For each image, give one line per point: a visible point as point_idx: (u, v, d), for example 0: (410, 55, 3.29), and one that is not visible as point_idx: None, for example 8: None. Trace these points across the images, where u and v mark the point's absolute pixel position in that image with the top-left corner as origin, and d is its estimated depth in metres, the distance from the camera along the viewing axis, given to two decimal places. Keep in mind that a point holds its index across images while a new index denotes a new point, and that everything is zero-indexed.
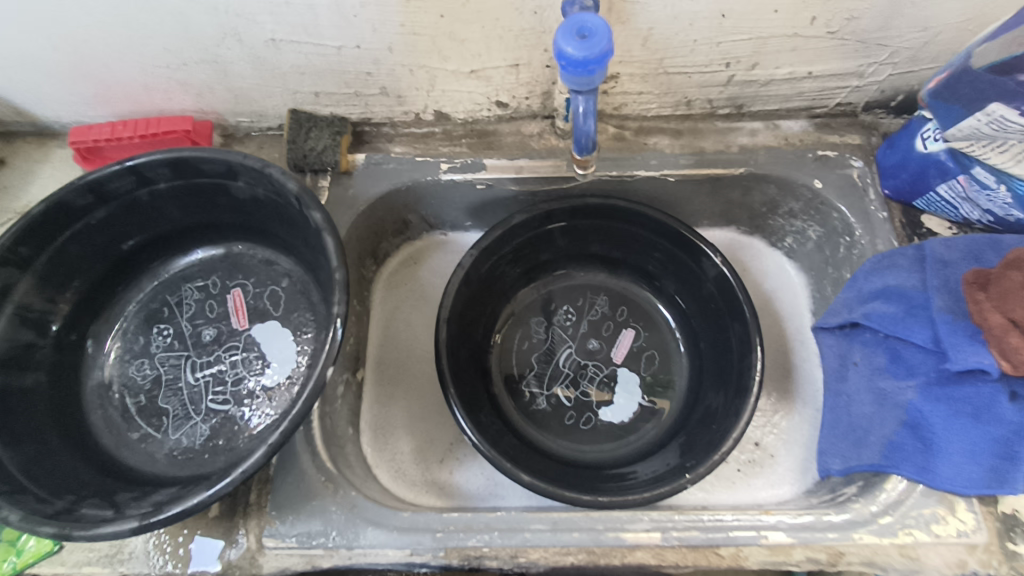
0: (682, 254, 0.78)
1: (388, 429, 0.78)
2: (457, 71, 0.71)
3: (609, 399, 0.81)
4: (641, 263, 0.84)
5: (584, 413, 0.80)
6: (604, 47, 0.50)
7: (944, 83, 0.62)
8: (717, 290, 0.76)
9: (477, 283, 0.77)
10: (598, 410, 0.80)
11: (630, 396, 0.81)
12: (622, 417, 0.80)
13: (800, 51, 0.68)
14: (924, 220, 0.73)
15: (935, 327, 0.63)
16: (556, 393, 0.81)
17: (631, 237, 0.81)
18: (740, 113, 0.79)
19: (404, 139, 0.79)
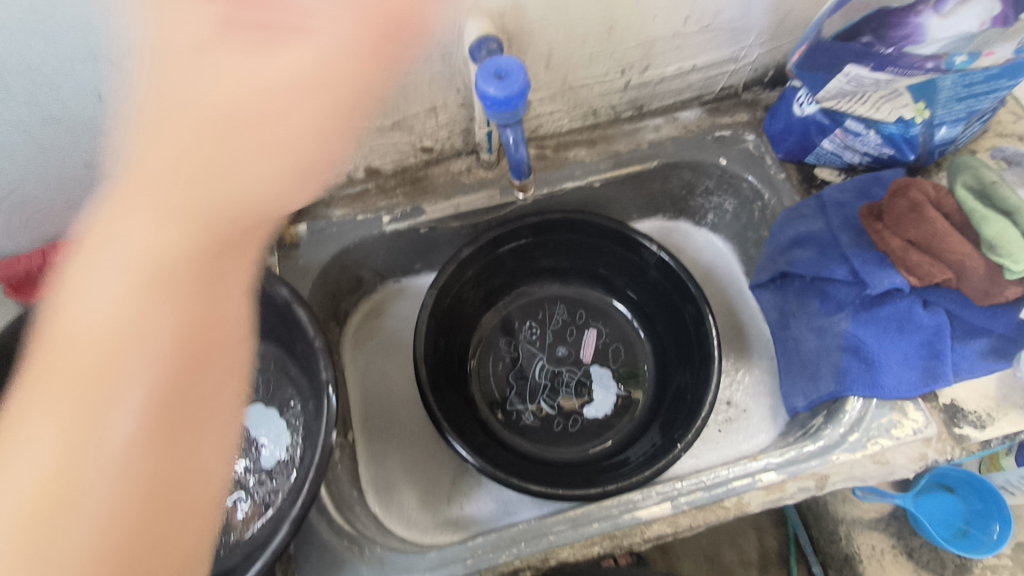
0: (622, 249, 0.84)
1: (389, 482, 0.79)
2: (380, 126, 0.74)
3: (589, 397, 0.86)
4: (588, 266, 0.90)
5: (570, 417, 0.84)
6: (521, 85, 0.55)
7: (804, 56, 0.66)
8: (660, 275, 0.83)
9: (442, 321, 0.80)
10: (582, 410, 0.85)
11: (607, 389, 0.86)
12: (605, 410, 0.85)
13: (683, 48, 0.75)
14: (817, 172, 0.82)
15: (849, 261, 0.72)
16: (540, 404, 0.85)
17: (573, 244, 0.86)
18: (642, 113, 0.86)
19: (341, 201, 0.81)
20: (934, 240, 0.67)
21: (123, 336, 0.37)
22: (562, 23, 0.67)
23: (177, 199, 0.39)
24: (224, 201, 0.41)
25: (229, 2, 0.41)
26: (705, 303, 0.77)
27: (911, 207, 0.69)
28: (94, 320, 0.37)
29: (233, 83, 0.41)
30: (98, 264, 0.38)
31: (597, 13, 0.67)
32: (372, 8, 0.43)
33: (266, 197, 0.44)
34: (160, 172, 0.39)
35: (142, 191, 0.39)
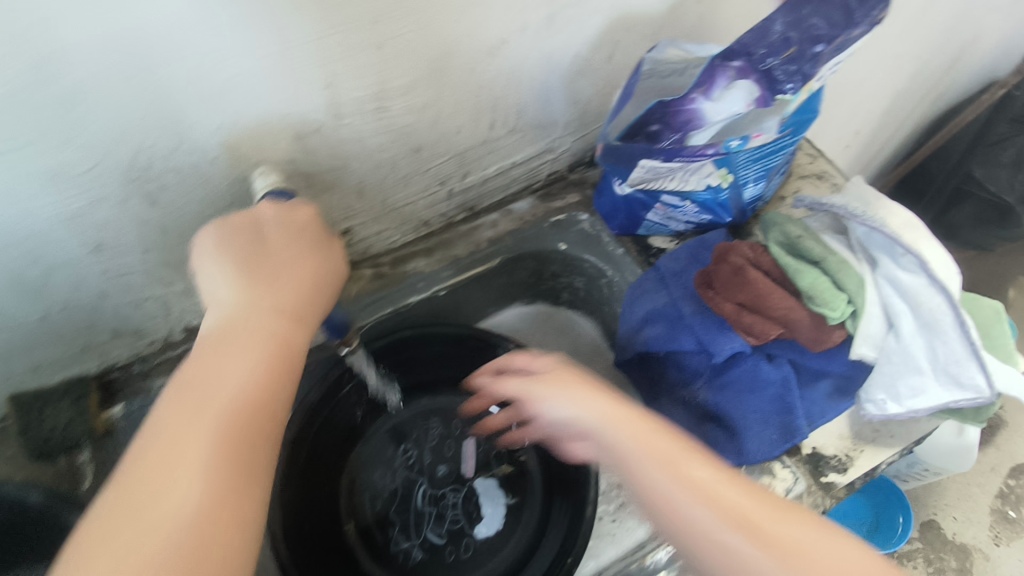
0: (480, 355, 0.82)
1: None
2: (187, 287, 0.67)
3: (477, 515, 0.81)
4: (452, 373, 0.86)
5: (461, 543, 0.79)
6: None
7: (606, 151, 0.69)
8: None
9: (299, 476, 0.74)
10: (473, 531, 0.80)
11: (494, 501, 0.82)
12: (496, 526, 0.81)
13: (497, 151, 0.76)
14: (651, 242, 0.84)
15: (693, 331, 0.74)
16: (426, 536, 0.79)
17: (431, 359, 0.83)
18: (475, 212, 0.85)
19: (161, 368, 0.73)
20: (761, 299, 0.70)
21: None
22: (363, 155, 0.64)
23: (206, 486, 0.43)
24: (244, 442, 0.45)
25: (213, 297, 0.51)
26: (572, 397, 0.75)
27: (735, 270, 0.72)
28: None
29: (225, 345, 0.48)
30: (156, 544, 0.40)
31: (397, 140, 0.65)
32: (301, 253, 0.55)
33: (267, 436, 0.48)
34: (199, 450, 0.43)
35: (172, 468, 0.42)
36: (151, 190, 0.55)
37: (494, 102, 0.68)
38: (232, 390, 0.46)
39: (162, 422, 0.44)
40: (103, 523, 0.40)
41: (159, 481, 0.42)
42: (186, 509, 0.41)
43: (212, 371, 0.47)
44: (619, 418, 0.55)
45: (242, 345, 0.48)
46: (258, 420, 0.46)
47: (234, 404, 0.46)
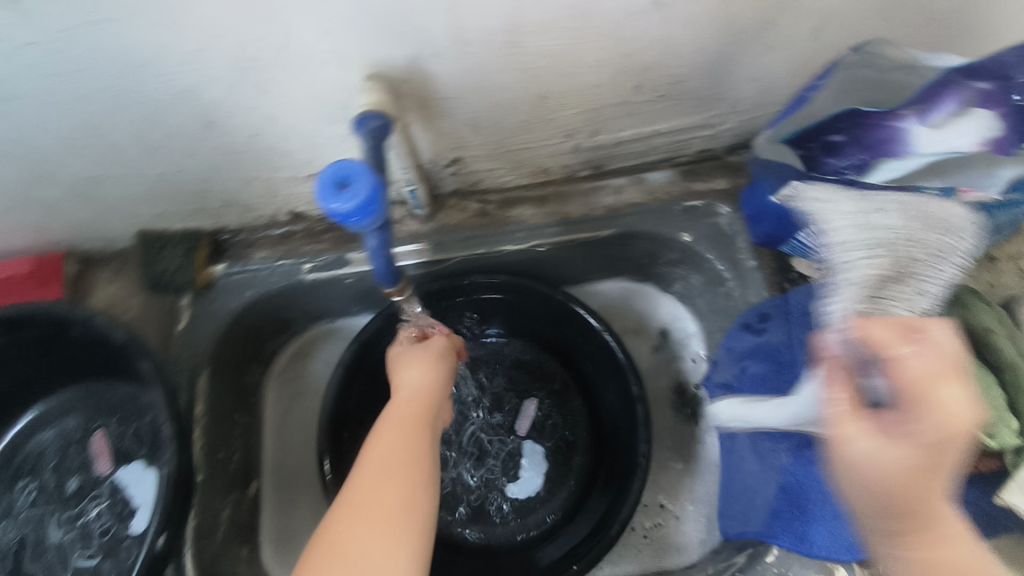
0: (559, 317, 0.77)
1: (291, 536, 0.78)
2: (294, 176, 0.68)
3: (514, 475, 0.78)
4: (530, 327, 0.82)
5: (490, 493, 0.77)
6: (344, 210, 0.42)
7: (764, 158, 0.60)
8: (608, 362, 0.74)
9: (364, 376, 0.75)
10: (505, 487, 0.78)
11: (535, 469, 0.78)
12: (530, 492, 0.77)
13: (638, 115, 0.65)
14: (794, 263, 0.70)
15: (800, 388, 0.62)
16: (461, 472, 0.78)
17: (515, 309, 0.80)
18: (602, 172, 0.76)
19: (264, 243, 0.77)
20: None
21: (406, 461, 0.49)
22: (483, 91, 0.59)
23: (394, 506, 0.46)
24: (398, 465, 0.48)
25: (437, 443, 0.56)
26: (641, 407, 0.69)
27: None
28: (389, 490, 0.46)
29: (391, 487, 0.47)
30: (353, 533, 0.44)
31: (526, 82, 0.59)
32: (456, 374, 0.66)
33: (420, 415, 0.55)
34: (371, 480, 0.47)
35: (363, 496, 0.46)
36: (261, 81, 0.54)
37: (648, 61, 0.58)
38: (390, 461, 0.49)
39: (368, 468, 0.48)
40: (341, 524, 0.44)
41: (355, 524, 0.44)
42: (405, 483, 0.47)
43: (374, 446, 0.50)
44: (841, 427, 0.38)
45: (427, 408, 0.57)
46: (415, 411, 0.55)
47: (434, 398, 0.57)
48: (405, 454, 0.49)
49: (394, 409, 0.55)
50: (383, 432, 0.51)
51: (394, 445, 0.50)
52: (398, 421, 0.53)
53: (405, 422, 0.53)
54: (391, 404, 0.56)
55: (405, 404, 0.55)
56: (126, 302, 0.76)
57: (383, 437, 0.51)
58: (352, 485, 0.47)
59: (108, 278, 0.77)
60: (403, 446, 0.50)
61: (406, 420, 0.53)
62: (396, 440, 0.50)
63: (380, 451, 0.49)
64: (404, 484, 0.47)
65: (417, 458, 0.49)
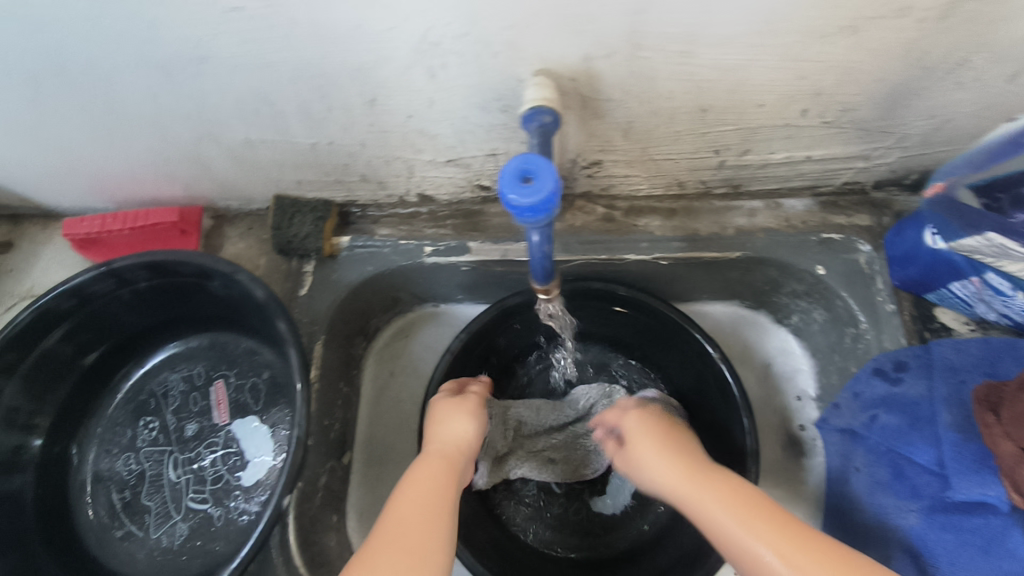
0: (674, 337, 0.74)
1: (375, 511, 0.78)
2: (434, 160, 0.68)
3: (599, 489, 0.76)
4: (640, 343, 0.79)
5: (574, 503, 0.76)
6: (525, 203, 0.42)
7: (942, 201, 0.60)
8: (718, 388, 0.71)
9: (468, 366, 0.75)
10: (590, 499, 0.76)
11: (620, 486, 0.76)
12: (613, 508, 0.75)
13: (796, 139, 0.63)
14: (937, 313, 0.67)
15: (940, 448, 0.59)
16: (547, 476, 0.77)
17: (625, 319, 0.77)
18: (738, 192, 0.74)
19: (389, 221, 0.78)
20: None
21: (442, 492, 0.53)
22: (647, 97, 0.57)
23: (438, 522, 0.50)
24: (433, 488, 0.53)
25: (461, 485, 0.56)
26: (751, 441, 0.66)
27: None
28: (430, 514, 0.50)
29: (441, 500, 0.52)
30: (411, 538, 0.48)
31: (689, 92, 0.56)
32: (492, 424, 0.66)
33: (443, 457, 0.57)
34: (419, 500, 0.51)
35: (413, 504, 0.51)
36: (434, 65, 0.53)
37: (822, 86, 0.54)
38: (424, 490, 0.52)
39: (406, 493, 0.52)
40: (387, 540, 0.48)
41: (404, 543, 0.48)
42: (439, 525, 0.50)
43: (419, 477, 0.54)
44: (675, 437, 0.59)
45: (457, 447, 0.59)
46: (440, 464, 0.56)
47: (463, 445, 0.59)
48: (434, 490, 0.53)
49: (437, 439, 0.59)
50: (423, 461, 0.56)
51: (425, 481, 0.54)
52: (430, 465, 0.56)
53: (444, 459, 0.57)
54: (423, 455, 0.57)
55: (429, 461, 0.56)
56: (253, 261, 0.78)
57: (424, 473, 0.54)
58: (387, 515, 0.50)
59: (238, 236, 0.80)
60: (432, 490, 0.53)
61: (456, 450, 0.58)
62: (435, 476, 0.54)
63: (412, 494, 0.52)
64: (426, 523, 0.49)
65: (442, 493, 0.53)
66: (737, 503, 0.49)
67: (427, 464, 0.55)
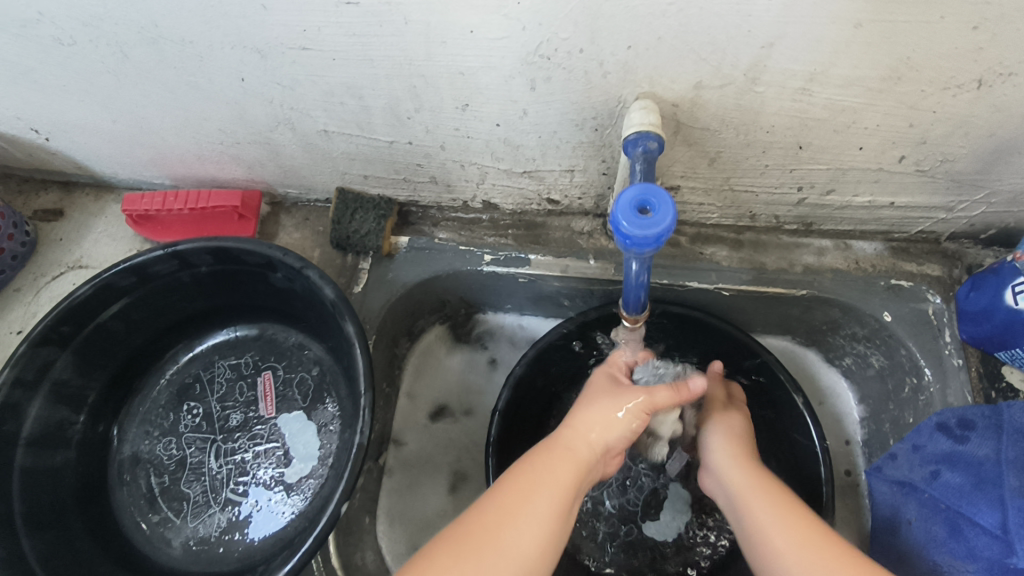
0: (752, 370, 0.74)
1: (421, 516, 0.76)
2: (510, 170, 0.68)
3: (653, 514, 0.74)
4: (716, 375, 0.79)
5: (627, 524, 0.74)
6: (634, 234, 0.41)
7: None
8: (789, 427, 0.72)
9: (541, 374, 0.74)
10: (642, 523, 0.74)
11: (676, 514, 0.74)
12: (666, 535, 0.74)
13: (884, 183, 0.62)
14: (1005, 372, 0.67)
15: (1004, 510, 0.56)
16: (602, 495, 0.75)
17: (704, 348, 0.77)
18: (809, 230, 0.73)
19: (449, 225, 0.77)
20: None
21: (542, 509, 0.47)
22: (747, 128, 0.57)
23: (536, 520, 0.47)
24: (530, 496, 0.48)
25: (569, 495, 0.48)
26: (827, 488, 0.65)
27: None
28: (518, 516, 0.46)
29: (540, 509, 0.47)
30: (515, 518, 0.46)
31: (790, 128, 0.56)
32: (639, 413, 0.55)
33: (575, 437, 0.52)
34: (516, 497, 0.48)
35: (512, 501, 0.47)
36: (537, 78, 0.53)
37: (929, 134, 0.55)
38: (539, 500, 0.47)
39: (518, 480, 0.49)
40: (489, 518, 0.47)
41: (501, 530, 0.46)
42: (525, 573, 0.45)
43: (534, 482, 0.49)
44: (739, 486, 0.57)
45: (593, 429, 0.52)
46: (566, 458, 0.50)
47: (588, 444, 0.52)
48: (524, 561, 0.45)
49: (546, 458, 0.50)
50: (515, 485, 0.49)
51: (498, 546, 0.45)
52: (558, 458, 0.50)
53: (536, 496, 0.48)
54: (556, 437, 0.52)
55: (550, 452, 0.51)
56: (307, 252, 0.77)
57: (517, 537, 0.45)
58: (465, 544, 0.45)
59: (294, 225, 0.79)
60: (494, 574, 0.44)
61: (550, 471, 0.49)
62: (523, 542, 0.45)
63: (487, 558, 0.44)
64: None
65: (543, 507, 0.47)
66: (792, 525, 0.51)
67: (546, 457, 0.50)
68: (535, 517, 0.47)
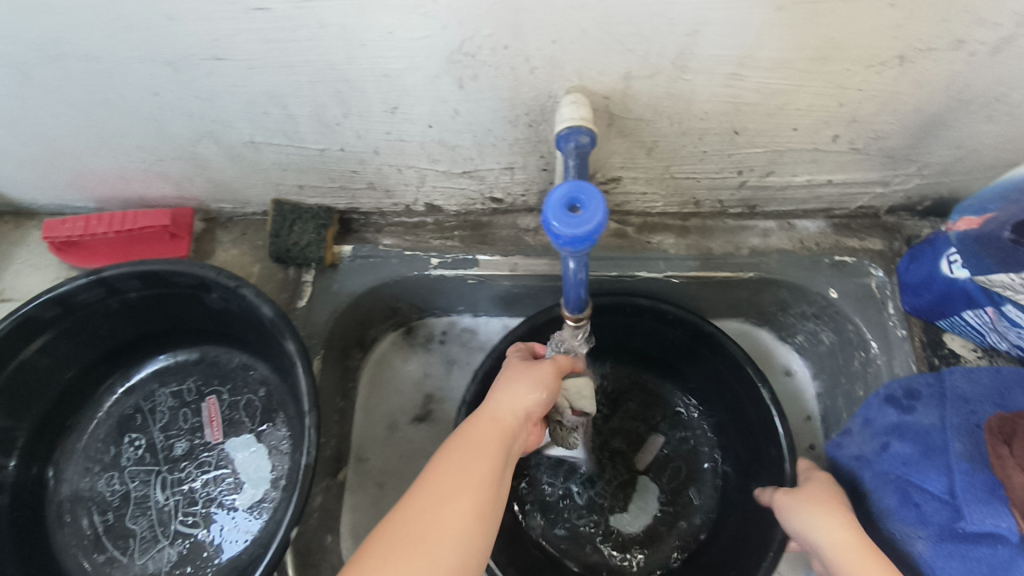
0: (715, 360, 0.73)
1: None
2: (449, 171, 0.66)
3: (622, 506, 0.74)
4: (682, 366, 0.78)
5: (593, 518, 0.73)
6: (567, 233, 0.40)
7: (970, 236, 0.55)
8: (756, 419, 0.69)
9: None
10: (610, 516, 0.74)
11: (644, 506, 0.74)
12: (635, 528, 0.73)
13: (820, 162, 0.63)
14: (946, 339, 0.68)
15: (951, 476, 0.57)
16: (569, 488, 0.75)
17: (666, 339, 0.76)
18: (752, 212, 0.73)
19: (393, 230, 0.75)
20: None
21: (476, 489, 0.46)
22: (680, 117, 0.56)
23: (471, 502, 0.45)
24: (458, 474, 0.46)
25: (499, 471, 0.48)
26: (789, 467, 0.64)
27: None
28: (448, 498, 0.44)
29: (471, 487, 0.46)
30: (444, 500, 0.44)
31: (723, 114, 0.56)
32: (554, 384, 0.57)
33: (495, 412, 0.51)
34: (444, 479, 0.46)
35: (438, 485, 0.45)
36: (464, 76, 0.52)
37: (859, 112, 0.55)
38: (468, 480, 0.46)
39: (442, 463, 0.47)
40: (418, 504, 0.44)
41: (430, 517, 0.44)
42: (459, 554, 0.43)
43: (460, 462, 0.47)
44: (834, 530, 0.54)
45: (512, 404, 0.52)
46: (491, 433, 0.49)
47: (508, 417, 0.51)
48: (459, 541, 0.43)
49: (472, 432, 0.49)
50: (443, 469, 0.46)
51: (434, 541, 0.43)
52: (481, 432, 0.49)
53: (463, 477, 0.46)
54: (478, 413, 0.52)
55: (472, 431, 0.49)
56: (246, 268, 0.74)
57: (447, 517, 0.44)
58: (391, 537, 0.43)
59: (231, 241, 0.76)
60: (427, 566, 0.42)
61: (474, 451, 0.48)
62: (455, 521, 0.44)
63: (424, 553, 0.42)
64: None
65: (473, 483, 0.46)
66: (865, 547, 0.51)
67: (469, 436, 0.49)
68: (467, 495, 0.45)
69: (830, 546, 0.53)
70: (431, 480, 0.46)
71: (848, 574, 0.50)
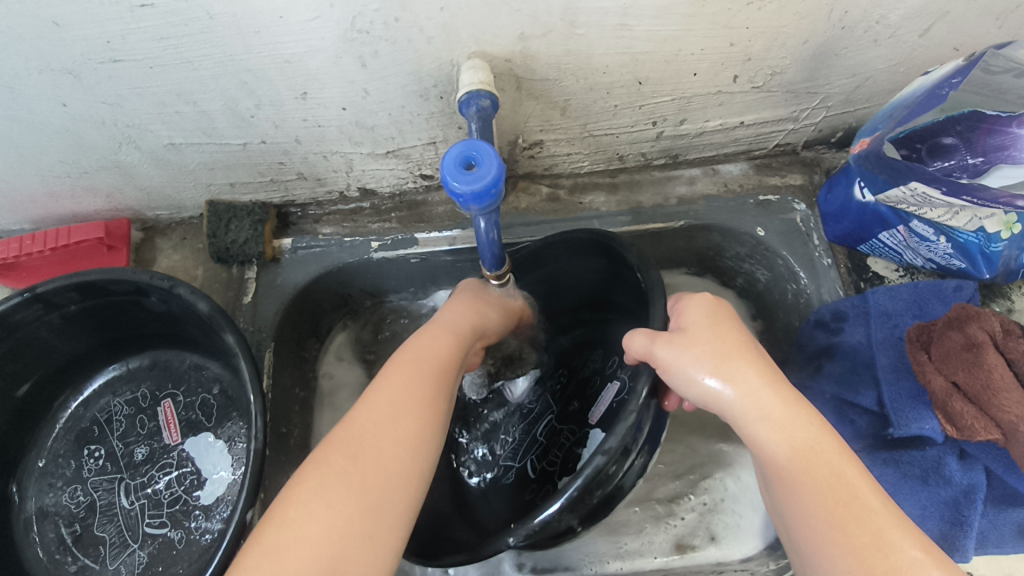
0: (625, 279, 0.65)
1: None
2: (373, 152, 0.67)
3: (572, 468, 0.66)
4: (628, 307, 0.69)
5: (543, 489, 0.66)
6: (467, 190, 0.42)
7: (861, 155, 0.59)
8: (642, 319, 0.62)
9: None
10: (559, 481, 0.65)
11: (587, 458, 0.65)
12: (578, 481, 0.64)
13: (728, 105, 0.65)
14: (870, 263, 0.71)
15: (880, 389, 0.61)
16: (525, 464, 0.70)
17: (601, 277, 0.69)
18: (677, 162, 0.75)
19: (331, 219, 0.76)
20: (985, 392, 0.53)
21: (429, 393, 0.50)
22: (583, 73, 0.58)
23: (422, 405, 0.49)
24: (410, 381, 0.50)
25: (448, 379, 0.52)
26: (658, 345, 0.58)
27: (967, 345, 0.55)
28: (397, 401, 0.48)
29: (422, 391, 0.50)
30: (395, 403, 0.48)
31: (624, 66, 0.58)
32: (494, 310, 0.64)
33: (441, 328, 0.56)
34: (397, 388, 0.49)
35: (387, 393, 0.49)
36: (364, 54, 0.53)
37: (751, 51, 0.57)
38: (415, 387, 0.50)
39: (392, 375, 0.50)
40: (371, 408, 0.48)
41: (383, 419, 0.47)
42: (410, 446, 0.47)
43: (408, 371, 0.51)
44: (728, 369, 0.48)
45: (455, 325, 0.57)
46: (439, 345, 0.54)
47: (459, 335, 0.57)
48: (413, 437, 0.47)
49: (421, 346, 0.53)
50: (392, 383, 0.50)
51: (390, 441, 0.46)
52: (428, 343, 0.54)
53: (413, 385, 0.50)
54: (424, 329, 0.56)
55: (420, 345, 0.54)
56: (189, 271, 0.75)
57: (399, 418, 0.47)
58: (347, 440, 0.46)
59: (172, 248, 0.77)
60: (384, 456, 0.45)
61: (419, 364, 0.51)
62: (407, 421, 0.47)
63: (377, 448, 0.45)
64: (362, 490, 0.43)
65: (426, 387, 0.50)
66: (769, 394, 0.47)
67: (418, 349, 0.53)
68: (419, 399, 0.49)
69: (733, 396, 0.48)
70: (379, 390, 0.49)
71: (767, 439, 0.46)
